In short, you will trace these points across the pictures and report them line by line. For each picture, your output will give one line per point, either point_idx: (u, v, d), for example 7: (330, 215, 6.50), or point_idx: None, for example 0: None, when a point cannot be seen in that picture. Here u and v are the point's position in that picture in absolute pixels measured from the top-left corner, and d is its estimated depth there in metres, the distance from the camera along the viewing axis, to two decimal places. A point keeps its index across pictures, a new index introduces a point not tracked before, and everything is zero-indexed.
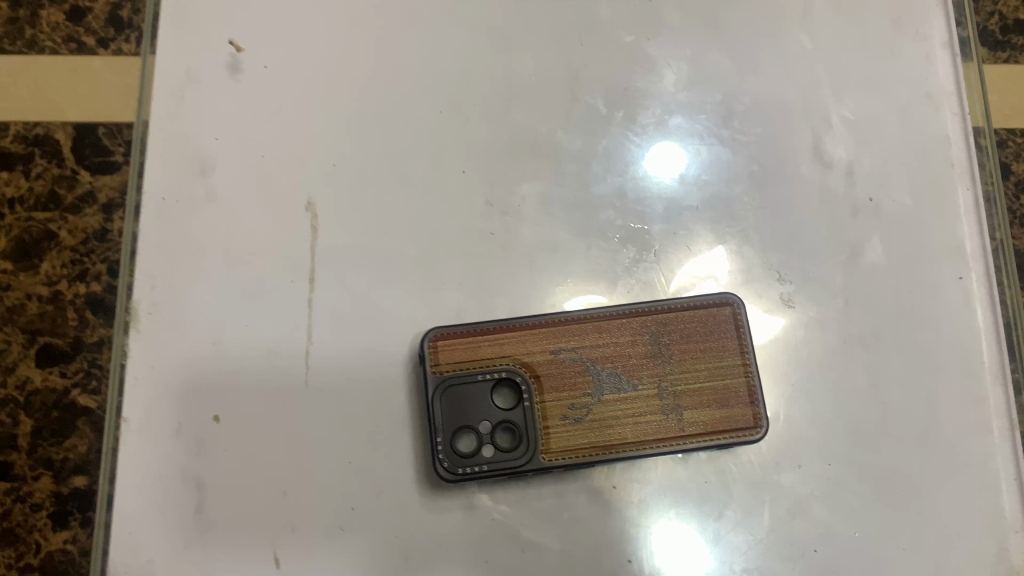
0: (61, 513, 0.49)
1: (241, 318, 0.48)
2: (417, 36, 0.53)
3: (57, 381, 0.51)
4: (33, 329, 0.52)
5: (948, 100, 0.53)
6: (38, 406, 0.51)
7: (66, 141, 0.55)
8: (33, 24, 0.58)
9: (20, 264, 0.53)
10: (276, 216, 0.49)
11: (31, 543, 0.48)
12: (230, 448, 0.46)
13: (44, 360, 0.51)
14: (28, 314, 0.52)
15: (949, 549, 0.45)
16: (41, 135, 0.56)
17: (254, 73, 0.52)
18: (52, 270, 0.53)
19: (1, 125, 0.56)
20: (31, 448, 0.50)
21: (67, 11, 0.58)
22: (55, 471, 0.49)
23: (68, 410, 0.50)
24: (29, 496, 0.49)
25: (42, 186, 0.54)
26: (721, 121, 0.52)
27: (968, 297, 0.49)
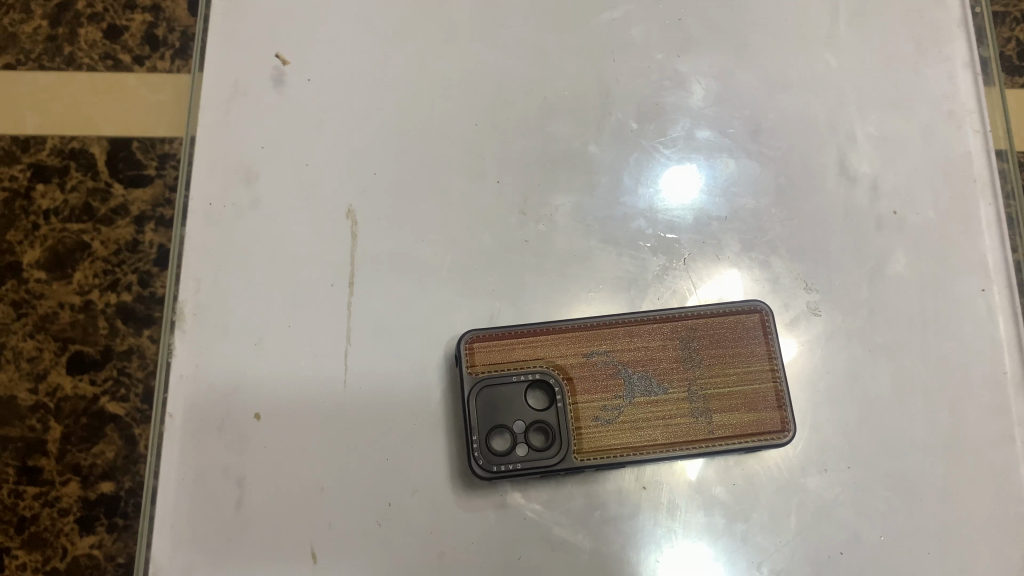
0: (88, 518, 0.56)
1: (283, 319, 0.49)
2: (456, 52, 0.55)
3: (86, 388, 0.59)
4: (64, 337, 0.60)
5: (969, 117, 0.54)
6: (67, 412, 0.58)
7: (100, 155, 0.64)
8: (72, 41, 0.66)
9: (54, 274, 0.61)
10: (319, 222, 0.51)
11: (58, 547, 0.56)
12: (271, 445, 0.47)
13: (74, 368, 0.59)
14: (61, 321, 0.60)
15: (975, 557, 0.45)
16: (77, 149, 0.64)
17: (299, 86, 0.54)
18: (84, 280, 0.61)
19: (39, 139, 0.64)
20: (61, 454, 0.57)
21: (104, 29, 0.67)
22: (83, 476, 0.57)
23: (96, 416, 0.58)
24: (58, 501, 0.57)
25: (76, 198, 0.63)
26: (749, 135, 0.53)
27: (990, 309, 0.50)
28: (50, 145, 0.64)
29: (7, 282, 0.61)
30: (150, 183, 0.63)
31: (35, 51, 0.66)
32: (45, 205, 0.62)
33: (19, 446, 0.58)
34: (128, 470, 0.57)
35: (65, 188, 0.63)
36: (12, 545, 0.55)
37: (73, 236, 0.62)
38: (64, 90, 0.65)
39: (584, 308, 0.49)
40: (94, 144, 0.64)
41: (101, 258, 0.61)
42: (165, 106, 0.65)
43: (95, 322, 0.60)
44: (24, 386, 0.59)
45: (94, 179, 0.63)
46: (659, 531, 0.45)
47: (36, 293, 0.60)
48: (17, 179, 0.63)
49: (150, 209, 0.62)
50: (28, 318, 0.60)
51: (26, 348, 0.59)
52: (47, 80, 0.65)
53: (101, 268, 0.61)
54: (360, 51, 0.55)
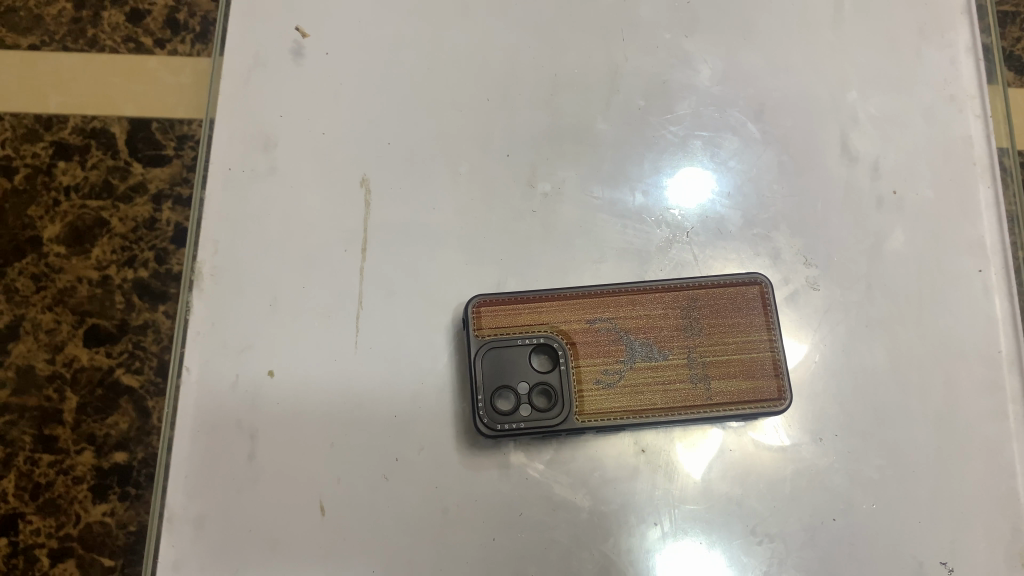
0: (101, 487, 0.58)
1: (298, 281, 0.51)
2: (470, 29, 0.57)
3: (103, 360, 0.61)
4: (82, 311, 0.61)
5: (970, 102, 0.55)
6: (84, 382, 0.60)
7: (121, 134, 0.65)
8: (95, 24, 0.68)
9: (73, 249, 0.63)
10: (334, 190, 0.53)
11: (71, 514, 0.57)
12: (283, 402, 0.49)
13: (91, 341, 0.61)
14: (78, 295, 0.62)
15: (964, 527, 0.46)
16: (97, 129, 0.66)
17: (317, 58, 0.56)
18: (102, 255, 0.63)
19: (61, 118, 0.66)
20: (76, 424, 0.59)
21: (127, 13, 0.68)
22: (97, 446, 0.59)
23: (111, 387, 0.60)
24: (72, 469, 0.58)
25: (96, 175, 0.64)
26: (753, 115, 0.55)
27: (987, 288, 0.51)
28: (72, 124, 0.66)
29: (28, 256, 0.63)
30: (169, 162, 0.65)
31: (59, 32, 0.68)
32: (66, 181, 0.64)
33: (35, 415, 0.59)
34: (141, 442, 0.59)
35: (85, 165, 0.65)
36: (28, 511, 0.57)
37: (92, 212, 0.64)
38: (86, 71, 0.67)
39: (588, 277, 0.51)
40: (115, 125, 0.66)
41: (119, 235, 0.63)
42: (184, 88, 0.67)
43: (111, 297, 0.62)
44: (42, 357, 0.60)
45: (113, 157, 0.65)
46: (657, 495, 0.47)
47: (56, 267, 0.62)
48: (39, 156, 0.65)
49: (168, 187, 0.64)
50: (47, 291, 0.62)
51: (45, 321, 0.61)
52: (70, 61, 0.67)
53: (119, 244, 0.63)
54: (377, 26, 0.57)
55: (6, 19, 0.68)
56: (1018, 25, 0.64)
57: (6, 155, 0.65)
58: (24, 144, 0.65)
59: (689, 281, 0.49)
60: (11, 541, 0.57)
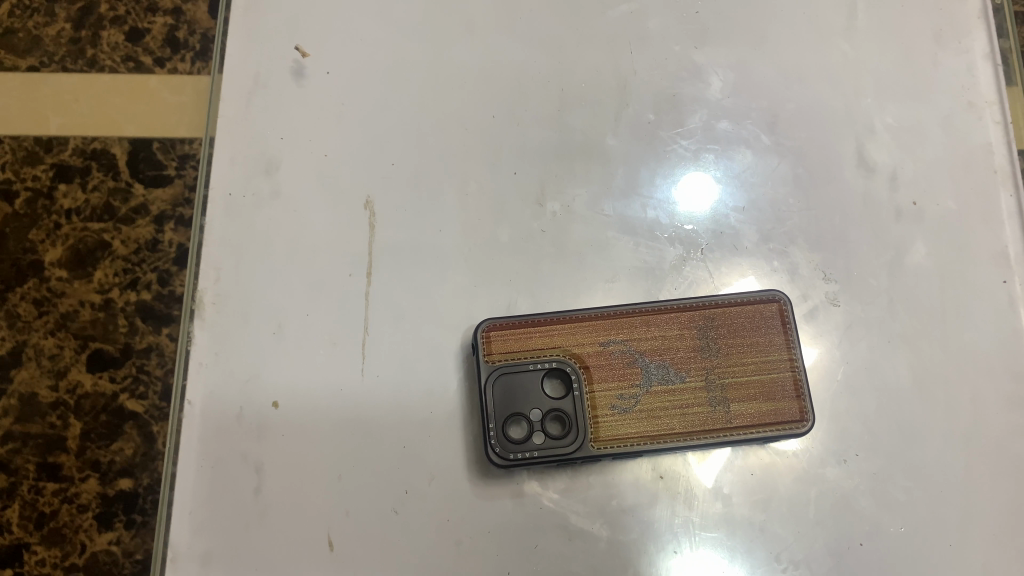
0: (106, 515, 0.57)
1: (302, 308, 0.50)
2: (474, 45, 0.55)
3: (107, 386, 0.59)
4: (85, 335, 0.60)
5: (989, 109, 0.53)
6: (87, 408, 0.59)
7: (122, 155, 0.64)
8: (94, 44, 0.67)
9: (75, 272, 0.61)
10: (338, 213, 0.52)
11: (76, 543, 0.56)
12: (289, 433, 0.48)
13: (95, 365, 0.60)
14: (81, 319, 0.60)
15: (998, 549, 0.44)
16: (98, 149, 0.64)
17: (319, 78, 0.55)
18: (104, 278, 0.61)
19: (61, 139, 0.65)
20: (80, 451, 0.58)
21: (127, 32, 0.67)
22: (102, 473, 0.58)
23: (116, 413, 0.59)
24: (77, 498, 0.57)
25: (97, 198, 0.63)
26: (766, 125, 0.53)
27: (1012, 300, 0.49)
28: (73, 145, 0.64)
29: (29, 280, 0.61)
30: (170, 183, 0.64)
31: (58, 53, 0.67)
32: (67, 204, 0.63)
33: (39, 442, 0.58)
34: (147, 468, 0.58)
35: (86, 187, 0.63)
36: (32, 541, 0.56)
37: (94, 235, 0.62)
38: (87, 91, 0.66)
39: (600, 296, 0.49)
40: (115, 145, 0.64)
41: (121, 257, 0.62)
42: (184, 107, 0.66)
43: (114, 320, 0.60)
44: (44, 383, 0.59)
45: (115, 178, 0.64)
46: (676, 521, 0.45)
47: (58, 291, 0.61)
48: (39, 179, 0.64)
49: (170, 208, 0.63)
50: (49, 316, 0.60)
51: (47, 345, 0.60)
52: (70, 82, 0.66)
53: (121, 266, 0.62)
54: (379, 44, 0.56)
55: (4, 41, 0.67)
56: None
57: (6, 178, 0.64)
58: (24, 166, 0.64)
59: (707, 300, 0.48)
60: (16, 572, 0.55)
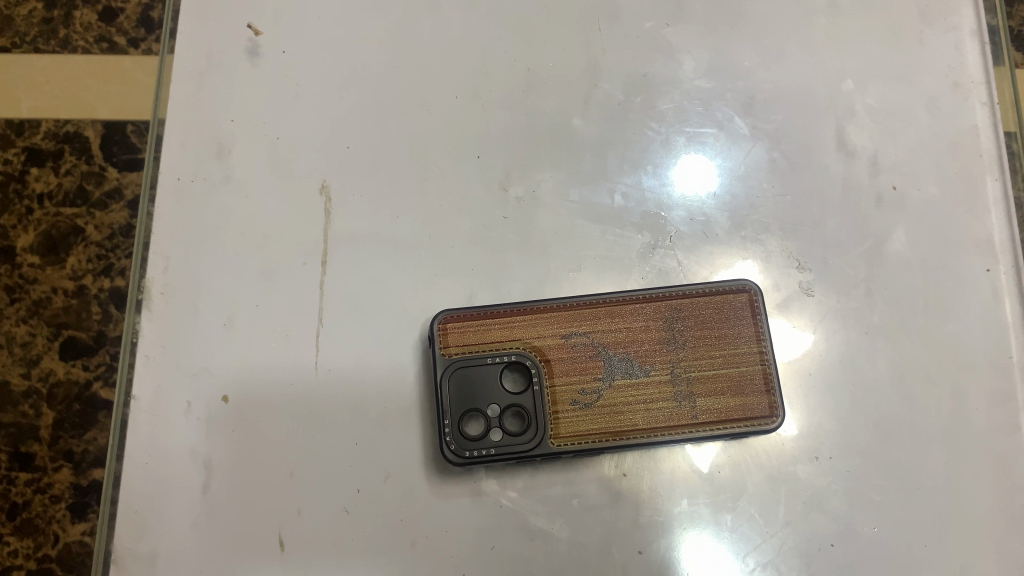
0: (80, 505, 0.51)
1: (253, 298, 0.48)
2: (436, 22, 0.53)
3: (79, 374, 0.54)
4: (58, 322, 0.55)
5: (976, 89, 0.51)
6: (60, 398, 0.54)
7: (95, 139, 0.60)
8: (67, 24, 0.63)
9: (47, 258, 0.57)
10: (292, 200, 0.50)
11: (49, 534, 0.51)
12: (238, 429, 0.46)
13: (68, 354, 0.55)
14: (54, 308, 0.56)
15: (978, 550, 0.42)
16: (72, 133, 0.60)
17: (273, 58, 0.52)
18: (78, 264, 0.57)
19: (34, 122, 0.60)
20: (53, 440, 0.53)
21: (100, 11, 0.63)
22: (76, 462, 0.52)
23: (89, 403, 0.54)
24: (50, 488, 0.52)
25: (70, 182, 0.58)
26: (742, 109, 0.51)
27: (997, 290, 0.47)
28: (45, 129, 0.60)
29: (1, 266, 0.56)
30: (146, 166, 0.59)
31: (29, 33, 0.63)
32: (39, 189, 0.58)
33: (11, 432, 0.53)
34: None
35: (59, 171, 0.59)
36: (3, 532, 0.51)
37: (67, 220, 0.57)
38: (60, 74, 0.62)
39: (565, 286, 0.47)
40: (88, 128, 0.60)
41: (94, 243, 0.57)
42: None
43: (88, 308, 0.55)
44: (16, 372, 0.54)
45: (88, 163, 0.59)
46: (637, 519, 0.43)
47: (30, 277, 0.56)
48: (11, 163, 0.59)
49: None
50: (22, 304, 0.56)
51: (20, 333, 0.55)
52: (41, 63, 0.62)
53: (94, 253, 0.57)
54: (338, 21, 0.53)
55: None
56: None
57: None
58: None
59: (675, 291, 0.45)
60: None
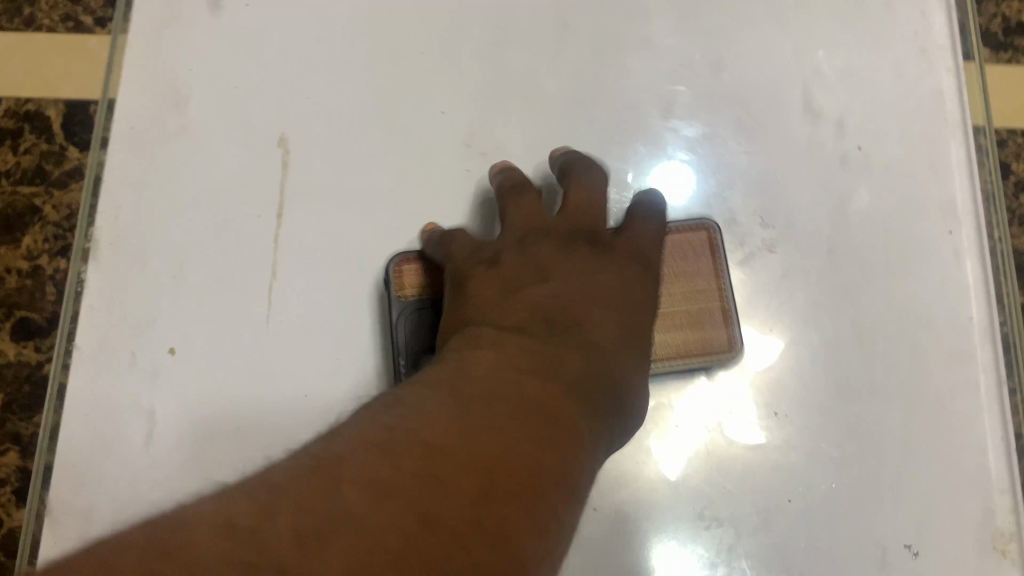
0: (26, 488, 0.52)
1: (203, 249, 0.47)
2: None
3: (31, 356, 0.55)
4: (9, 303, 0.56)
5: (942, 55, 0.51)
6: (9, 379, 0.54)
7: (56, 118, 0.59)
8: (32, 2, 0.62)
9: (2, 239, 0.57)
10: (250, 149, 0.49)
11: None
12: (184, 380, 0.44)
13: (17, 334, 0.55)
14: (6, 287, 0.56)
15: (933, 507, 0.42)
16: (32, 112, 0.59)
17: (235, 9, 0.52)
18: (33, 245, 0.57)
19: None
20: (1, 423, 0.53)
21: None
22: (21, 446, 0.53)
23: (38, 383, 0.54)
24: None
25: (28, 161, 0.58)
26: (710, 70, 0.51)
27: (957, 251, 0.47)
28: (3, 105, 0.60)
29: None
30: None
31: None
32: None
33: None
34: None
35: (16, 150, 0.59)
36: None
37: (23, 199, 0.58)
38: (20, 52, 0.61)
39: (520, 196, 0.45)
40: (49, 107, 0.59)
41: (51, 223, 0.57)
42: None
43: (42, 288, 0.56)
44: None
45: (48, 141, 0.59)
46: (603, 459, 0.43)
47: None
48: None
49: None
50: None
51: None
52: (2, 41, 0.61)
53: (51, 232, 0.57)
54: None
55: None
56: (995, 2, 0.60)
57: None
58: None
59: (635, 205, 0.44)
60: None
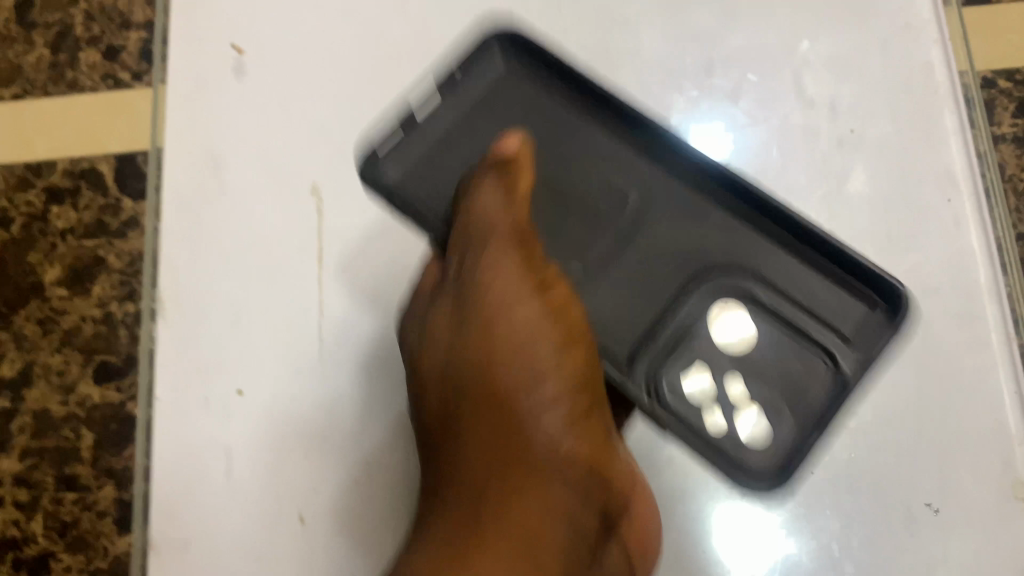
0: (126, 516, 0.57)
1: (256, 296, 0.51)
2: (405, 25, 0.57)
3: (114, 396, 0.59)
4: (90, 348, 0.60)
5: (927, 28, 0.53)
6: (99, 419, 0.59)
7: (110, 171, 0.64)
8: (72, 66, 0.68)
9: (75, 289, 0.62)
10: (286, 200, 0.53)
11: (98, 549, 0.57)
12: (254, 417, 0.49)
13: (101, 377, 0.60)
14: (83, 336, 0.61)
15: (953, 464, 0.45)
16: (87, 167, 0.65)
17: (258, 72, 0.56)
18: (103, 293, 0.61)
19: (50, 162, 0.66)
20: (95, 459, 0.58)
21: (102, 50, 0.67)
22: (117, 479, 0.58)
23: (125, 420, 0.59)
24: (96, 505, 0.58)
25: (89, 215, 0.64)
26: (703, 72, 0.53)
27: (958, 218, 0.49)
28: (60, 166, 0.65)
29: (31, 303, 0.62)
30: None
31: (39, 78, 0.68)
32: (62, 225, 0.64)
33: (54, 456, 0.59)
34: None
35: (78, 206, 0.64)
36: (59, 549, 0.58)
37: (89, 252, 0.62)
38: (66, 112, 0.67)
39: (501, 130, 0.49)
40: (102, 162, 0.64)
41: (116, 270, 0.62)
42: None
43: (116, 333, 0.60)
44: (56, 400, 0.60)
45: (104, 195, 0.63)
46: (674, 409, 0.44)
47: (59, 309, 0.62)
48: (33, 203, 0.65)
49: None
50: (54, 334, 0.61)
51: (55, 363, 0.61)
52: (52, 101, 0.67)
53: (117, 279, 0.61)
54: (313, 33, 0.57)
55: None
56: None
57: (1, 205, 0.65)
58: (17, 193, 0.65)
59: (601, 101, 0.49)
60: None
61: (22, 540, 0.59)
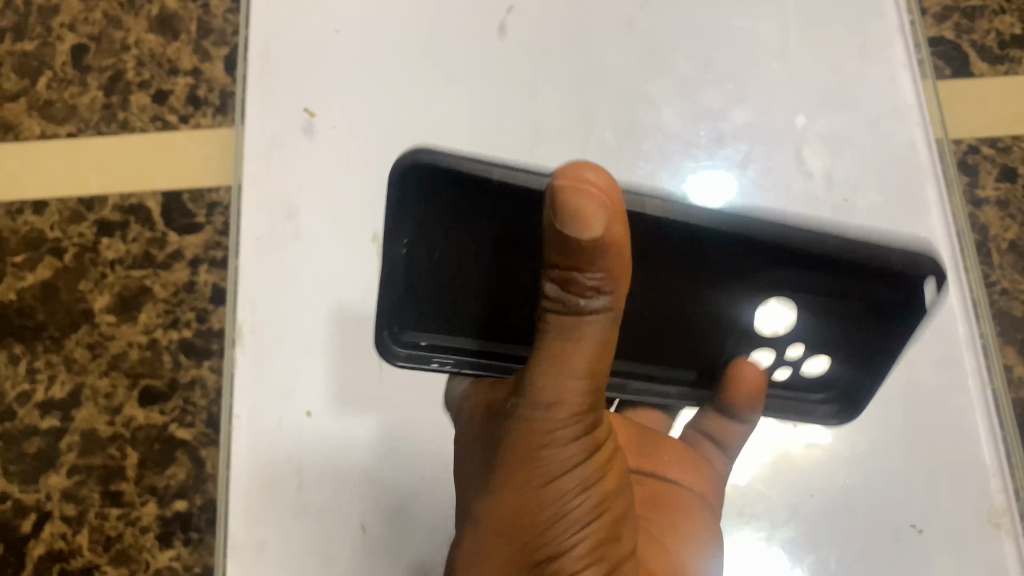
0: (166, 533, 0.65)
1: (323, 330, 0.58)
2: (458, 92, 0.64)
3: (158, 418, 0.67)
4: (135, 373, 0.68)
5: (911, 111, 0.62)
6: (142, 439, 0.67)
7: (157, 208, 0.72)
8: (124, 108, 0.76)
9: (122, 317, 0.70)
10: (351, 247, 0.60)
11: (142, 561, 0.65)
12: (321, 437, 0.56)
13: (146, 400, 0.68)
14: (130, 359, 0.69)
15: (937, 492, 0.52)
16: (136, 204, 0.73)
17: (326, 131, 0.63)
18: (149, 320, 0.69)
19: (103, 198, 0.73)
20: (140, 477, 0.66)
21: (153, 95, 0.76)
22: (160, 496, 0.65)
23: (168, 441, 0.66)
24: (139, 520, 0.65)
25: (138, 248, 0.71)
26: (716, 143, 0.61)
27: (939, 278, 0.57)
28: (112, 202, 0.73)
29: (83, 327, 0.70)
30: (201, 229, 0.71)
31: (93, 119, 0.76)
32: (111, 256, 0.72)
33: (101, 472, 0.67)
34: (199, 489, 0.65)
35: (127, 239, 0.72)
36: (104, 561, 0.65)
37: (136, 281, 0.71)
38: (119, 153, 0.74)
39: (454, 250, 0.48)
40: (150, 199, 0.73)
41: (162, 299, 0.69)
42: (209, 157, 0.73)
43: (160, 358, 0.68)
44: (103, 419, 0.68)
45: (152, 229, 0.72)
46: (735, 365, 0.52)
47: (109, 334, 0.70)
48: (85, 235, 0.72)
49: (202, 252, 0.70)
50: (103, 358, 0.69)
51: (103, 385, 0.69)
52: (105, 143, 0.75)
53: (163, 308, 0.69)
54: (376, 99, 0.64)
55: (46, 112, 0.76)
56: (941, 55, 0.73)
57: (56, 239, 0.73)
58: (70, 226, 0.73)
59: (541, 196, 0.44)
60: None
61: (69, 552, 0.66)
